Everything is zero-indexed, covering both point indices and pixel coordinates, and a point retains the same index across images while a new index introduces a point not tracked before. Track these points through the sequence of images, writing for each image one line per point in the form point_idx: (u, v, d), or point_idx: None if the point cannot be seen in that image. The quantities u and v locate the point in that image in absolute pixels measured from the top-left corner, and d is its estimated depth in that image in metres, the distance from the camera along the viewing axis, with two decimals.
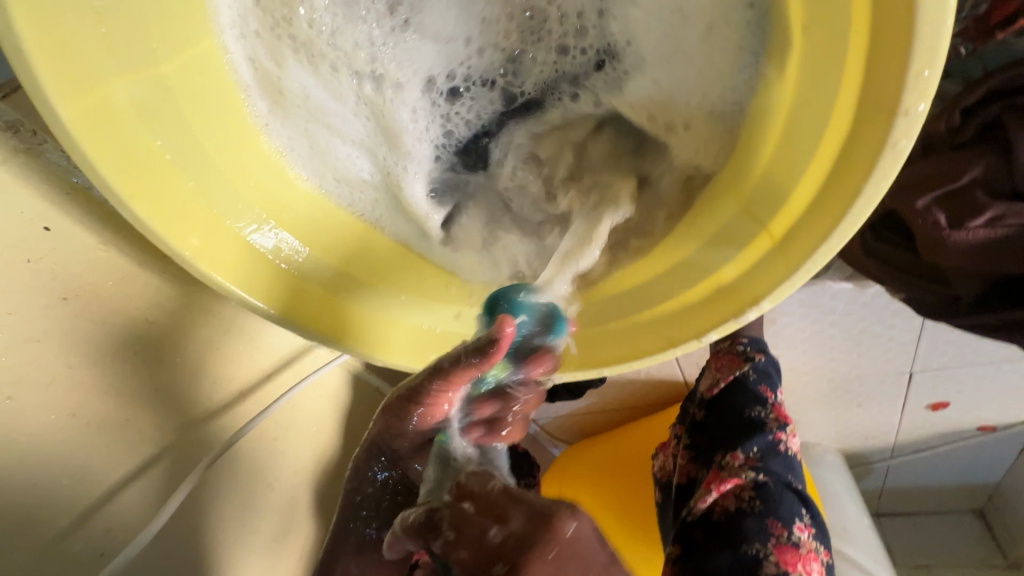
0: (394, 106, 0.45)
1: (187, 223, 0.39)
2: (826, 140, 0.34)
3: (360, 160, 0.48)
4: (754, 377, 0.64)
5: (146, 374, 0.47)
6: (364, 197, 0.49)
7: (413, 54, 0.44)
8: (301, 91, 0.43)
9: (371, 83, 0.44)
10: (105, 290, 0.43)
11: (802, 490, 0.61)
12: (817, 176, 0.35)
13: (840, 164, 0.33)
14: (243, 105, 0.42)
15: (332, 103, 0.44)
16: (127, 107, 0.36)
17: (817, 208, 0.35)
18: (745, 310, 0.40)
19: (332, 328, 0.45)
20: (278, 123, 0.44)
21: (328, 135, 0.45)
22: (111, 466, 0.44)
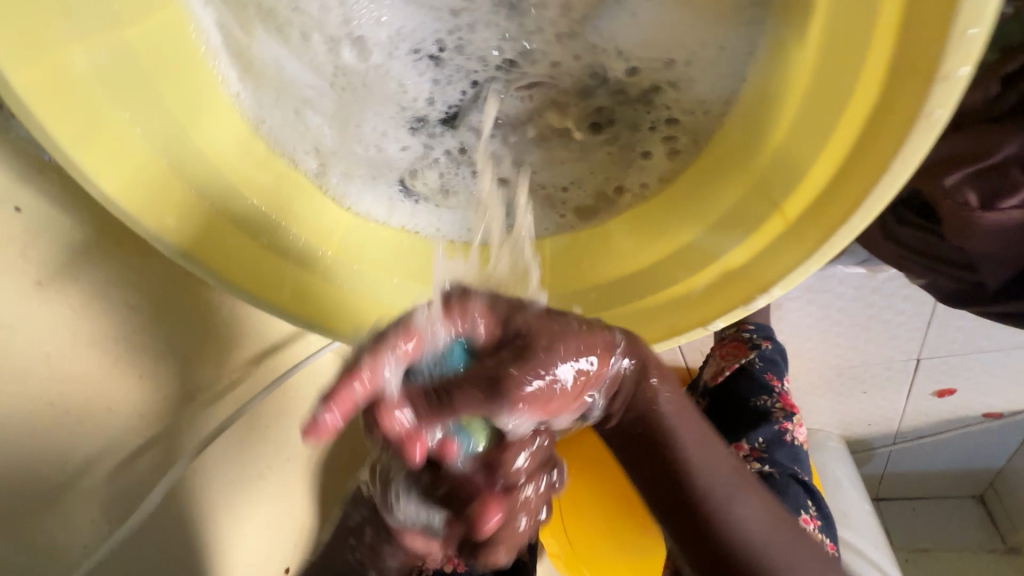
0: (375, 79, 0.42)
1: (160, 202, 0.38)
2: (850, 111, 0.32)
3: (327, 131, 0.43)
4: (760, 366, 0.62)
5: (130, 361, 0.45)
6: (336, 171, 0.45)
7: (399, 22, 0.40)
8: (274, 62, 0.40)
9: (351, 48, 0.40)
10: (82, 275, 0.41)
11: (810, 482, 0.57)
12: (838, 148, 0.32)
13: (867, 133, 0.31)
14: (213, 74, 0.40)
15: (307, 74, 0.41)
16: (88, 78, 0.34)
17: (836, 183, 0.33)
18: (754, 296, 0.37)
19: (314, 311, 0.43)
20: (247, 92, 0.42)
21: (300, 107, 0.42)
22: (95, 458, 0.43)
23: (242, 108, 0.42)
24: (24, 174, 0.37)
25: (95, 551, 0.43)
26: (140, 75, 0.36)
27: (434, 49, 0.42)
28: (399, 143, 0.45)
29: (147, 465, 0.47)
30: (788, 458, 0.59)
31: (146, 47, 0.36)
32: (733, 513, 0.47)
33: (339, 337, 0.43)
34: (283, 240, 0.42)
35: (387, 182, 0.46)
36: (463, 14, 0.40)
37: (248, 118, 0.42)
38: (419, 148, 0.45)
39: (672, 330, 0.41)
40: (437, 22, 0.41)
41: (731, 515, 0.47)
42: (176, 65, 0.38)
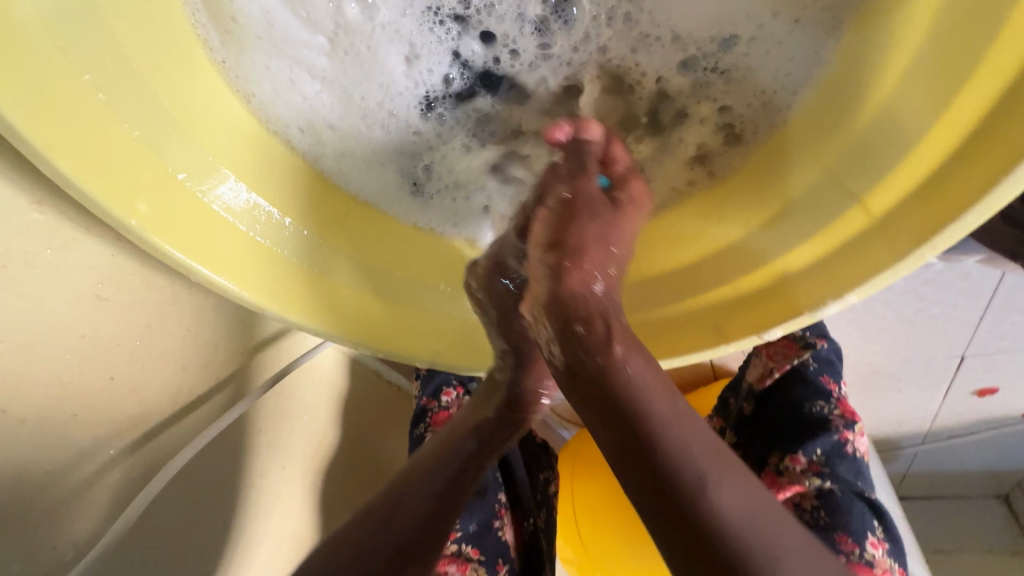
0: (382, 42, 0.38)
1: (133, 184, 0.29)
2: (977, 79, 0.24)
3: (328, 102, 0.39)
4: (815, 368, 0.55)
5: (100, 361, 0.39)
6: (334, 149, 0.40)
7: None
8: (263, 14, 0.35)
9: (356, 4, 0.36)
10: (41, 262, 0.34)
11: (876, 500, 0.51)
12: (958, 123, 0.25)
13: (1005, 102, 0.23)
14: (192, 35, 0.35)
15: (304, 32, 0.36)
16: (34, 26, 0.26)
17: (955, 163, 0.24)
18: (823, 302, 0.29)
19: (318, 311, 0.36)
20: (232, 59, 0.36)
21: (295, 71, 0.38)
22: (59, 472, 0.37)
23: (228, 75, 0.37)
24: None
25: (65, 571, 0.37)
26: (100, 24, 0.29)
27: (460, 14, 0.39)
28: (406, 117, 0.41)
29: (123, 479, 0.41)
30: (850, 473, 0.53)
31: None
32: (703, 502, 0.29)
33: (338, 340, 0.36)
34: (278, 229, 0.36)
35: (387, 163, 0.42)
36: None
37: (235, 87, 0.37)
38: (429, 120, 0.42)
39: (694, 344, 0.34)
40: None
41: (704, 504, 0.29)
42: (137, 18, 0.31)
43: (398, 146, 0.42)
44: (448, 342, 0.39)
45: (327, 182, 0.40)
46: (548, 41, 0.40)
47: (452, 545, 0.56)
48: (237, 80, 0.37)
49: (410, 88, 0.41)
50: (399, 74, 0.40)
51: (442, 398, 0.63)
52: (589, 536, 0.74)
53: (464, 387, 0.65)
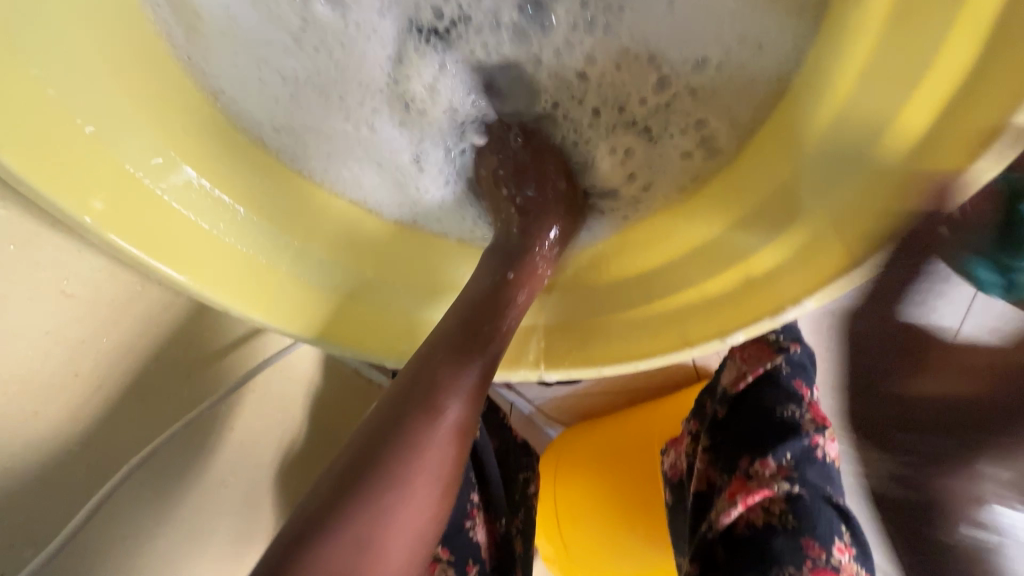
0: (354, 42, 0.39)
1: (87, 179, 0.29)
2: (928, 82, 0.24)
3: (298, 101, 0.39)
4: (788, 372, 0.56)
5: (65, 356, 0.39)
6: (310, 151, 0.40)
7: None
8: (226, 10, 0.36)
9: (325, 3, 0.38)
10: (4, 255, 0.34)
11: (843, 505, 0.52)
12: (907, 131, 0.24)
13: (950, 110, 0.23)
14: (153, 31, 0.34)
15: (268, 29, 0.37)
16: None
17: (902, 172, 0.24)
18: (782, 307, 0.29)
19: (281, 311, 0.35)
20: (199, 57, 0.36)
21: (261, 71, 0.38)
22: (17, 467, 0.36)
23: (195, 73, 0.36)
24: None
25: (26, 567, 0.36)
26: (54, 21, 0.28)
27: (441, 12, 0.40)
28: (380, 120, 0.41)
29: (86, 476, 0.40)
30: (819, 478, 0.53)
31: None
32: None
33: (305, 339, 0.36)
34: (240, 227, 0.36)
35: (360, 158, 0.41)
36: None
37: (203, 84, 0.37)
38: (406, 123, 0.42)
39: (651, 348, 0.34)
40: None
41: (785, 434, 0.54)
42: (99, 13, 0.31)
43: (372, 150, 0.41)
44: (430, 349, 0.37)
45: (297, 180, 0.40)
46: (527, 42, 0.40)
47: None
48: (203, 77, 0.37)
49: (384, 95, 0.41)
50: (377, 75, 0.40)
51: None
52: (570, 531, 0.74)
53: None
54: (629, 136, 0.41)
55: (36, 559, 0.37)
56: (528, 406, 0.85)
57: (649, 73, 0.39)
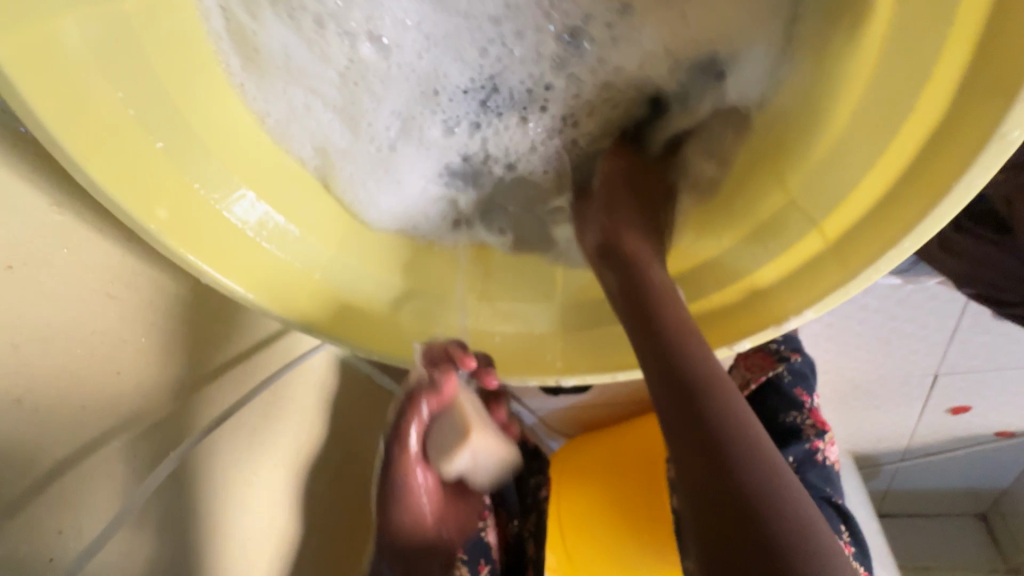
0: (395, 78, 0.40)
1: (153, 191, 0.32)
2: (913, 120, 0.26)
3: (338, 126, 0.40)
4: (789, 380, 0.57)
5: (109, 355, 0.41)
6: (344, 173, 0.41)
7: (445, 36, 0.40)
8: (281, 48, 0.36)
9: (371, 44, 0.38)
10: (59, 260, 0.39)
11: (843, 505, 0.54)
12: (894, 162, 0.27)
13: (931, 142, 0.25)
14: (213, 59, 0.35)
15: (318, 66, 0.38)
16: (78, 51, 0.27)
17: (889, 200, 0.27)
18: (785, 317, 0.32)
19: (325, 320, 0.38)
20: (252, 86, 0.37)
21: (309, 98, 0.39)
22: (66, 460, 0.38)
23: (246, 98, 0.37)
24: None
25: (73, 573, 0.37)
26: (140, 48, 0.30)
27: (484, 51, 0.41)
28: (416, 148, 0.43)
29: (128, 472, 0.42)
30: (820, 479, 0.55)
31: (148, 19, 0.30)
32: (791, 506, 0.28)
33: (338, 345, 0.39)
34: (284, 236, 0.38)
35: (394, 180, 0.43)
36: (511, 26, 0.40)
37: (252, 109, 0.37)
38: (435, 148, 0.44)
39: None
40: (485, 35, 0.40)
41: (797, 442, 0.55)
42: (184, 40, 0.32)
43: (406, 167, 0.43)
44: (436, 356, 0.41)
45: (327, 200, 0.41)
46: (570, 73, 0.42)
47: None
48: (252, 101, 0.37)
49: (417, 125, 0.43)
50: (407, 104, 0.42)
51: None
52: (579, 544, 0.73)
53: None
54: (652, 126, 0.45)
55: (81, 549, 0.38)
56: (532, 416, 0.89)
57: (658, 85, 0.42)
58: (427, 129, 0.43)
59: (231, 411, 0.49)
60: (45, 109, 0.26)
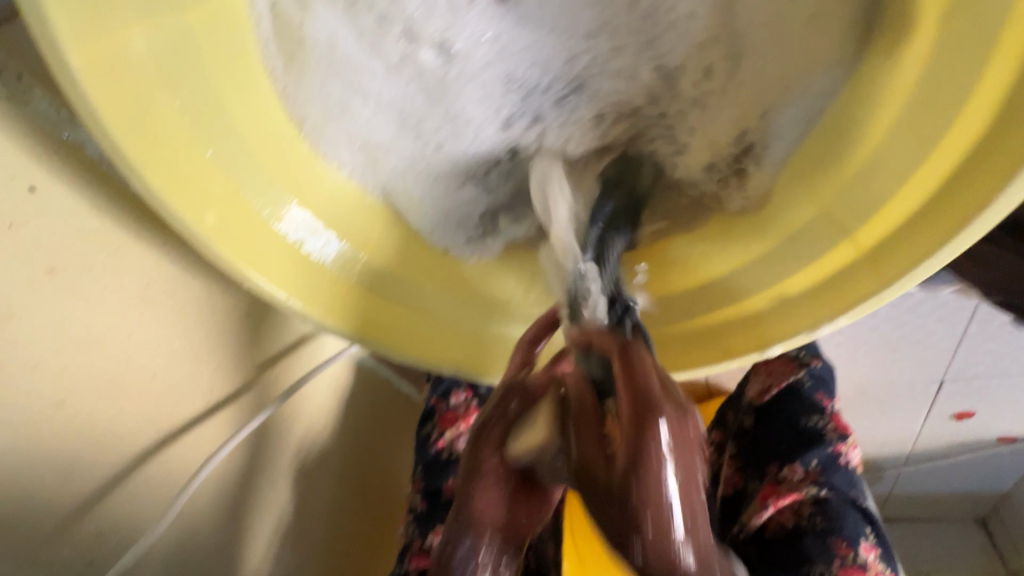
0: (456, 83, 0.34)
1: (205, 197, 0.32)
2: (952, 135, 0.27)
3: (378, 124, 0.37)
4: (810, 384, 0.60)
5: (144, 359, 0.42)
6: (379, 167, 0.40)
7: (529, 45, 0.33)
8: (328, 38, 0.32)
9: (433, 50, 0.32)
10: (98, 264, 0.39)
11: (870, 509, 0.55)
12: (932, 176, 0.28)
13: (972, 158, 0.27)
14: (258, 63, 0.34)
15: (365, 57, 0.33)
16: (145, 59, 0.28)
17: (926, 213, 0.28)
18: (818, 324, 0.33)
19: (362, 324, 0.39)
20: (294, 85, 0.35)
21: (349, 93, 0.35)
22: (105, 462, 0.39)
23: (286, 101, 0.36)
24: (42, 151, 0.36)
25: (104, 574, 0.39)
26: (197, 61, 0.30)
27: (574, 58, 0.34)
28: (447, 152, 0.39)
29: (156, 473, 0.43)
30: (845, 483, 0.57)
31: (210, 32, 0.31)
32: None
33: (372, 347, 0.39)
34: (321, 241, 0.39)
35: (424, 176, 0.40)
36: (608, 42, 0.33)
37: (292, 111, 0.36)
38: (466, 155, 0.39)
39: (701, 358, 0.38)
40: (576, 44, 0.33)
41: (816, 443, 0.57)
42: (227, 46, 0.32)
43: (433, 166, 0.40)
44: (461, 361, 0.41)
45: (347, 194, 0.41)
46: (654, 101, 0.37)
47: None
48: (291, 102, 0.36)
49: (455, 129, 0.37)
50: (473, 109, 0.36)
51: (451, 400, 0.64)
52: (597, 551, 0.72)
53: (473, 390, 0.65)
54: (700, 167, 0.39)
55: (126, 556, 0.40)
56: None
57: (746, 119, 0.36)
58: (464, 133, 0.38)
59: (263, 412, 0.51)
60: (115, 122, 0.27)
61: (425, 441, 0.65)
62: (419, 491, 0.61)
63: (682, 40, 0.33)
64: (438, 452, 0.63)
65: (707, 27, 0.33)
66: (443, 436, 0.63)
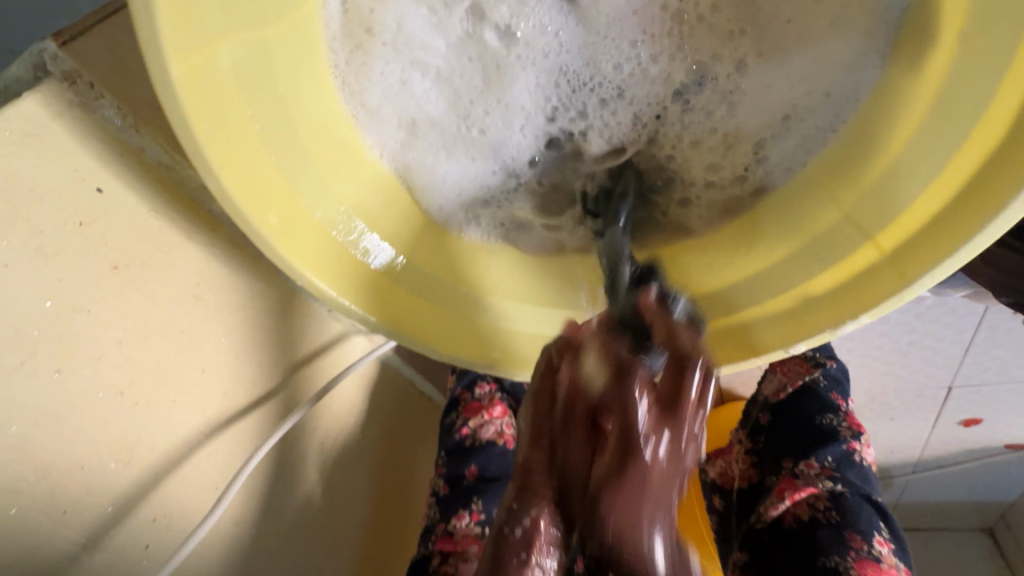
0: (514, 67, 0.40)
1: (268, 199, 0.34)
2: (970, 142, 0.30)
3: (432, 105, 0.40)
4: (825, 384, 0.64)
5: (195, 353, 0.44)
6: (421, 155, 0.42)
7: (583, 47, 0.40)
8: (396, 22, 0.37)
9: (495, 33, 0.38)
10: (156, 262, 0.42)
11: (882, 504, 0.57)
12: (950, 181, 0.31)
13: (992, 162, 0.29)
14: (323, 49, 0.37)
15: (429, 36, 0.37)
16: (229, 70, 0.31)
17: (945, 217, 0.31)
18: (841, 322, 0.35)
19: (401, 320, 0.40)
20: (357, 69, 0.38)
21: (407, 73, 0.39)
22: (159, 452, 0.40)
23: (344, 93, 0.39)
24: (108, 154, 0.39)
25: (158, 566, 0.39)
26: (263, 68, 0.33)
27: (620, 66, 0.41)
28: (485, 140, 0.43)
29: (207, 465, 0.44)
30: (858, 479, 0.59)
31: (279, 43, 0.34)
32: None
33: (409, 344, 0.40)
34: (367, 241, 0.40)
35: (467, 159, 0.43)
36: (648, 50, 0.40)
37: (347, 104, 0.39)
38: (501, 142, 0.43)
39: (725, 357, 0.39)
40: (620, 51, 0.40)
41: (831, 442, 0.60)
42: (298, 46, 0.35)
43: (476, 148, 0.43)
44: (493, 359, 0.42)
45: (393, 186, 0.43)
46: (687, 100, 0.42)
47: (472, 527, 0.57)
48: (352, 94, 0.39)
49: (499, 114, 0.42)
50: (521, 92, 0.41)
51: (476, 390, 0.65)
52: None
53: (497, 383, 0.67)
54: (704, 169, 0.43)
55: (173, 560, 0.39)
56: None
57: (773, 123, 0.40)
58: (510, 117, 0.42)
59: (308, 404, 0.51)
60: (202, 130, 0.30)
61: (449, 429, 0.65)
62: (442, 476, 0.62)
63: (710, 38, 0.39)
64: (462, 438, 0.63)
65: (731, 22, 0.39)
66: (467, 425, 0.63)
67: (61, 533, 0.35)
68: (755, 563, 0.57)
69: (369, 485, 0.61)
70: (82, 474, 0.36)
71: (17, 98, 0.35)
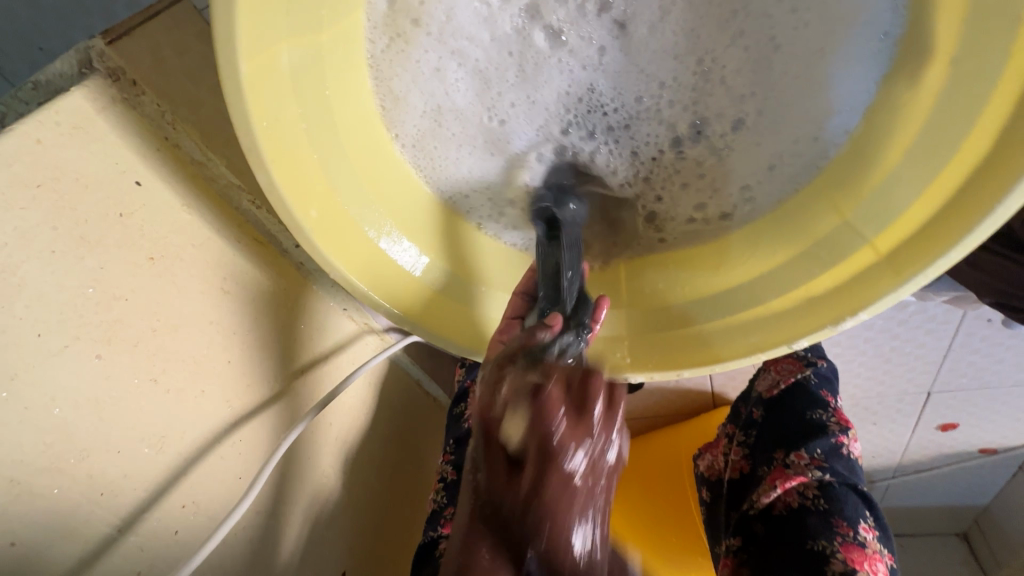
0: (551, 67, 0.42)
1: (309, 194, 0.36)
2: (958, 158, 0.33)
3: (458, 99, 0.42)
4: (816, 382, 0.67)
5: (222, 346, 0.45)
6: (435, 159, 0.45)
7: (619, 73, 0.43)
8: (446, 12, 0.38)
9: (544, 34, 0.40)
10: (187, 255, 0.42)
11: (866, 492, 0.60)
12: (940, 192, 0.34)
13: (982, 168, 0.32)
14: (360, 39, 0.39)
15: (474, 27, 0.39)
16: (283, 71, 0.33)
17: (934, 224, 0.34)
18: (842, 318, 0.37)
19: (422, 314, 0.42)
20: (399, 64, 0.40)
21: (444, 60, 0.40)
22: (191, 439, 0.41)
23: (377, 92, 0.41)
24: (146, 149, 0.40)
25: (187, 553, 0.40)
26: (317, 72, 0.36)
27: (641, 100, 0.44)
28: (495, 156, 0.45)
29: (234, 454, 0.45)
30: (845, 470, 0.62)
31: (329, 48, 0.36)
32: None
33: (429, 337, 0.43)
34: (392, 238, 0.42)
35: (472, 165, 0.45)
36: (670, 96, 0.43)
37: (378, 101, 0.42)
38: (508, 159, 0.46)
39: (735, 352, 0.41)
40: (647, 87, 0.43)
41: (827, 437, 0.63)
42: (341, 58, 0.38)
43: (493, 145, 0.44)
44: None
45: (411, 183, 0.45)
46: (682, 151, 0.46)
47: None
48: (380, 84, 0.41)
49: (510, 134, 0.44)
50: (550, 93, 0.43)
51: None
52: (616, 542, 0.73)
53: None
54: (691, 208, 0.47)
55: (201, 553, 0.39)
56: None
57: (760, 171, 0.44)
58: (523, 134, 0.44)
59: (333, 395, 0.51)
60: (260, 125, 0.32)
61: (459, 419, 0.66)
62: (450, 462, 0.63)
63: (726, 99, 0.43)
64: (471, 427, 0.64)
65: (748, 86, 0.42)
66: None
67: (97, 516, 0.35)
68: (746, 547, 0.61)
69: (377, 482, 0.62)
70: (118, 457, 0.37)
71: (64, 92, 0.35)
